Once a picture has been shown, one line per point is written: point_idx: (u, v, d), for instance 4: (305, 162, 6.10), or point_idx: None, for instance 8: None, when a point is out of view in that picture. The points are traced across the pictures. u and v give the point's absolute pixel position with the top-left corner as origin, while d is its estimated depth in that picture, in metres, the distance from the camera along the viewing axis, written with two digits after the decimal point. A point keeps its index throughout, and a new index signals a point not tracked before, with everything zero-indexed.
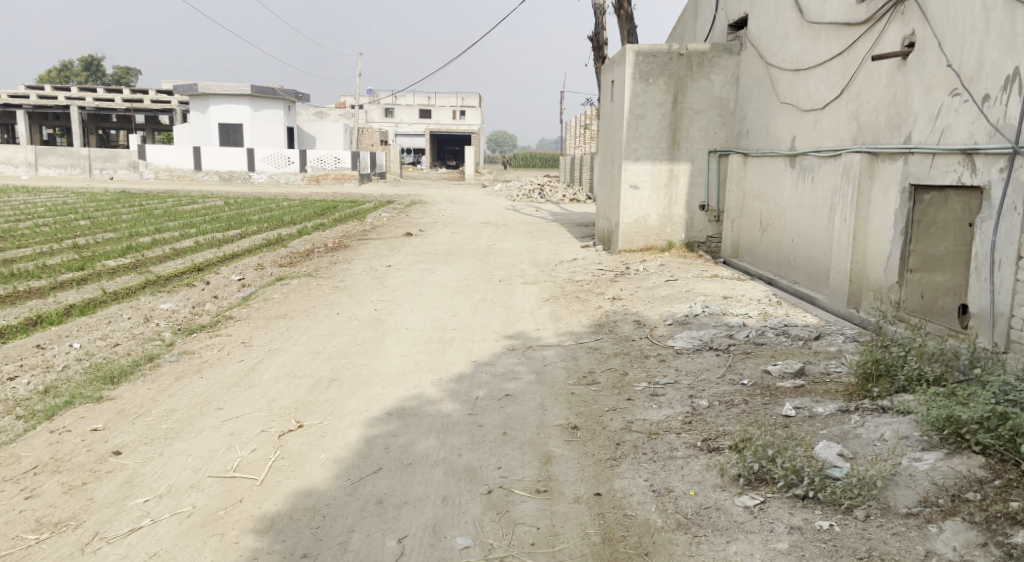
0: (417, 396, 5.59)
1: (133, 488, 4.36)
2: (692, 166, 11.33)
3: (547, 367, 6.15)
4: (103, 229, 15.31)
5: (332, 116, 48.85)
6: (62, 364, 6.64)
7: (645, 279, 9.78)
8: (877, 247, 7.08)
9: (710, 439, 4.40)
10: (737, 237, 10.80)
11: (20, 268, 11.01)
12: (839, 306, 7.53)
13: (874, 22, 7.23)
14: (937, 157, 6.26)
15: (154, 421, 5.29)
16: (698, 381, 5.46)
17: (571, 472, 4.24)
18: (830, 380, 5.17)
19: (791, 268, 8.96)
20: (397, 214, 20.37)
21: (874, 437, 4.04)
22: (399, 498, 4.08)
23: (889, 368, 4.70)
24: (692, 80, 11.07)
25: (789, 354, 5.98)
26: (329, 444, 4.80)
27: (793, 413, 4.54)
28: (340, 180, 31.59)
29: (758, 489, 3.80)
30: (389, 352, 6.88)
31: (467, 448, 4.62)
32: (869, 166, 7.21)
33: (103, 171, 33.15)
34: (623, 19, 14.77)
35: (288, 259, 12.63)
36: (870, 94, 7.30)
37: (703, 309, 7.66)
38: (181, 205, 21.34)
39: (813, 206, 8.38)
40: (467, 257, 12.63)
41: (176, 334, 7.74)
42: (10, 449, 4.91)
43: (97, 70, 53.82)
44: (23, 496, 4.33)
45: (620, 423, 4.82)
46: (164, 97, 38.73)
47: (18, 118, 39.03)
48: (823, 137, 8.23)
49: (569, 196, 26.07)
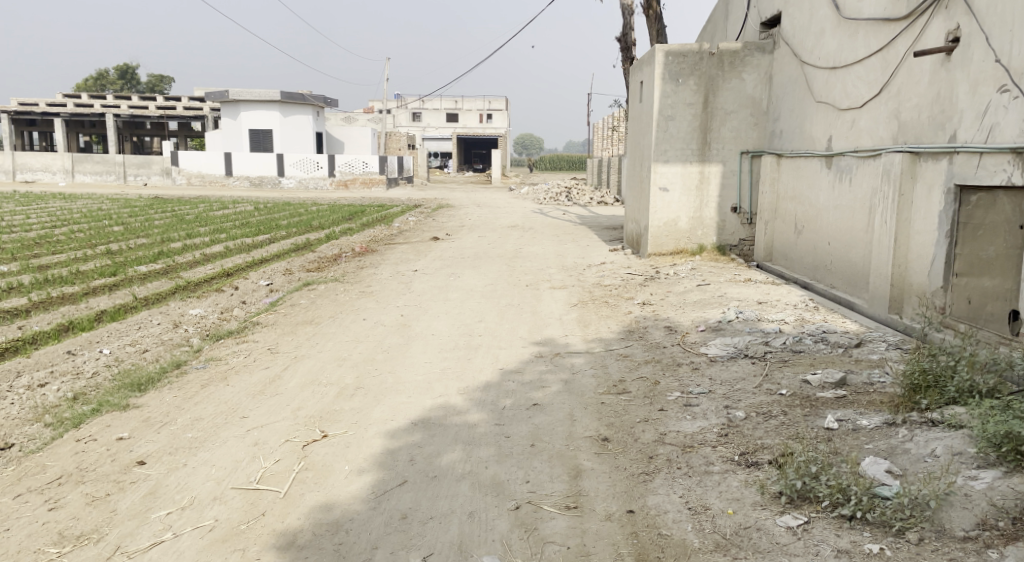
0: (443, 405, 5.46)
1: (156, 500, 4.27)
2: (724, 168, 11.10)
3: (576, 376, 5.99)
4: (137, 235, 15.42)
5: (361, 121, 49.28)
6: (91, 371, 6.60)
7: (676, 284, 9.57)
8: (920, 251, 6.82)
9: (748, 453, 4.22)
10: (771, 239, 10.52)
11: (55, 274, 11.09)
12: (880, 312, 7.26)
13: (915, 18, 6.97)
14: (984, 156, 6.00)
15: (179, 430, 5.22)
16: (733, 391, 5.27)
17: (602, 487, 4.08)
18: (874, 391, 4.94)
19: (828, 271, 8.69)
20: (424, 218, 20.34)
21: (925, 453, 3.84)
22: (424, 513, 3.95)
23: (937, 379, 4.48)
24: (723, 80, 10.84)
25: (828, 362, 5.75)
26: (353, 456, 4.68)
27: (835, 426, 4.33)
28: (368, 184, 31.91)
29: (801, 508, 3.61)
30: (415, 358, 6.76)
31: (495, 460, 4.48)
32: (912, 167, 6.94)
33: (137, 177, 33.55)
34: (652, 19, 14.56)
35: (315, 264, 12.62)
36: (911, 91, 7.04)
37: (737, 314, 7.44)
38: (213, 210, 21.43)
39: (851, 207, 8.12)
40: (494, 261, 12.50)
41: (204, 339, 7.70)
42: (36, 459, 4.86)
43: (132, 78, 54.70)
44: (47, 507, 4.26)
45: (653, 435, 4.65)
46: (196, 104, 39.19)
47: (56, 126, 39.73)
48: (861, 136, 7.98)
49: (596, 198, 25.94)
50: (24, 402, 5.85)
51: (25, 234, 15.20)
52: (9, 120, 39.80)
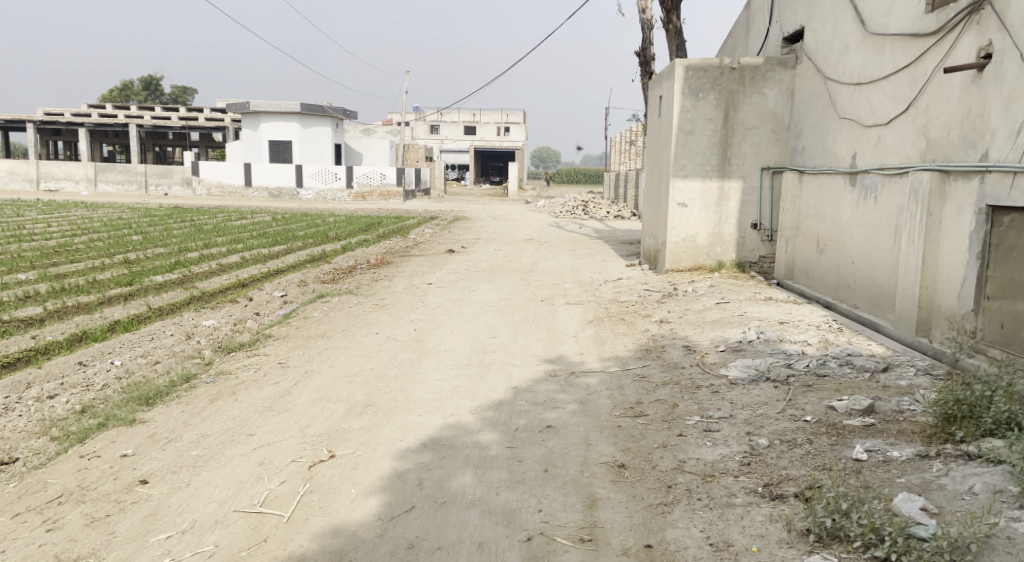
0: (454, 425, 5.30)
1: (156, 522, 4.14)
2: (744, 184, 10.91)
3: (591, 397, 5.81)
4: (155, 245, 15.37)
5: (379, 132, 49.45)
6: (100, 383, 6.48)
7: (694, 301, 9.37)
8: (949, 272, 6.60)
9: (772, 485, 4.02)
10: (792, 257, 10.28)
11: (72, 283, 11.06)
12: (906, 334, 7.04)
13: (945, 33, 6.80)
14: (1018, 176, 5.81)
15: (184, 447, 5.09)
16: (756, 416, 5.06)
17: (618, 518, 3.91)
18: (904, 419, 4.73)
19: (851, 291, 8.46)
20: (440, 230, 20.22)
21: (962, 490, 3.64)
22: (432, 543, 3.80)
23: (973, 410, 4.25)
24: (744, 95, 10.68)
25: (855, 388, 5.53)
26: (360, 477, 4.54)
27: (864, 457, 4.14)
28: (386, 196, 31.87)
29: (831, 548, 3.42)
30: (427, 375, 6.61)
31: (506, 486, 4.31)
32: (940, 186, 6.72)
33: (158, 187, 33.74)
34: (672, 34, 14.43)
35: (330, 275, 12.51)
36: (940, 108, 6.86)
37: (757, 334, 7.22)
38: (231, 220, 21.39)
39: (876, 226, 7.92)
40: (509, 275, 12.33)
41: (216, 352, 7.61)
42: (38, 476, 4.74)
43: (156, 89, 55.31)
44: (44, 528, 4.14)
45: (672, 462, 4.47)
46: (217, 115, 39.53)
47: (80, 136, 40.16)
48: (887, 154, 7.79)
49: (613, 212, 25.65)
50: (31, 414, 5.74)
51: (45, 243, 15.23)
52: (34, 131, 40.20)
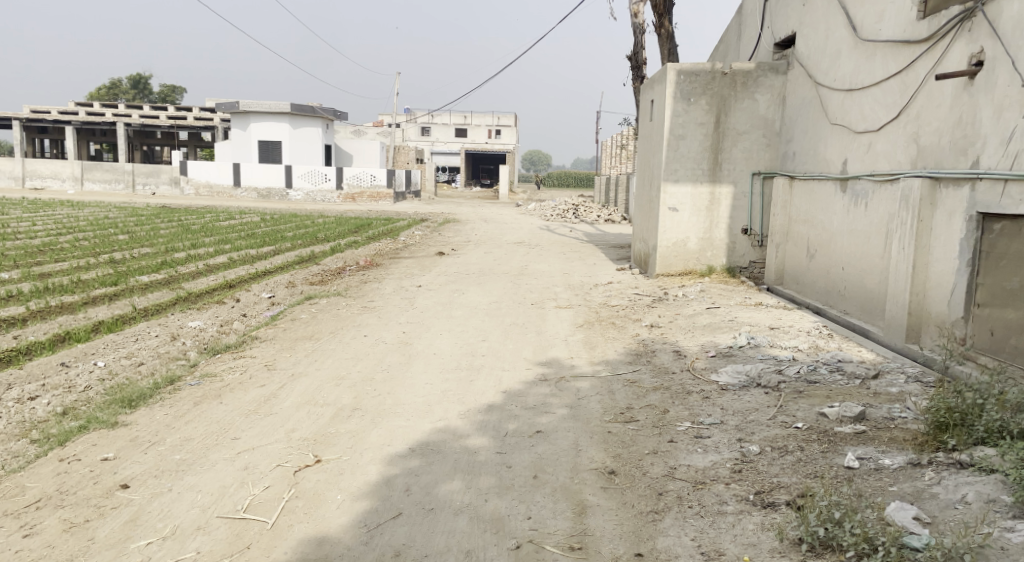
0: (442, 430, 5.24)
1: (137, 528, 4.06)
2: (735, 190, 10.91)
3: (581, 401, 5.76)
4: (141, 244, 15.21)
5: (370, 133, 49.32)
6: (83, 385, 6.38)
7: (684, 306, 9.35)
8: (939, 279, 6.59)
9: (764, 492, 3.98)
10: (782, 262, 10.25)
11: (56, 282, 10.92)
12: (896, 341, 7.02)
13: (936, 40, 6.79)
14: (1009, 184, 5.81)
15: (167, 451, 5.00)
16: (747, 423, 5.02)
17: (608, 526, 3.86)
18: (895, 426, 4.71)
19: (841, 296, 8.45)
20: (430, 232, 20.12)
21: (955, 499, 3.62)
22: (418, 551, 3.75)
23: (965, 417, 4.23)
24: (736, 100, 10.67)
25: (846, 395, 5.51)
26: (347, 483, 4.47)
27: (856, 465, 4.12)
28: (376, 198, 31.65)
29: (824, 557, 3.38)
30: (415, 379, 6.54)
31: (494, 493, 4.25)
32: (931, 193, 6.71)
33: (145, 186, 33.47)
34: (663, 38, 14.43)
35: (319, 276, 12.43)
36: (932, 115, 6.86)
37: (748, 339, 7.19)
38: (219, 221, 21.20)
39: (866, 232, 7.91)
40: (499, 278, 12.27)
41: (201, 353, 7.51)
42: (16, 479, 4.65)
43: (145, 87, 55.00)
44: (21, 534, 4.05)
45: (662, 468, 4.42)
46: (206, 115, 39.30)
47: (67, 134, 39.86)
48: (878, 160, 7.78)
49: (604, 216, 25.60)
50: (11, 416, 5.64)
51: (30, 242, 15.04)
52: (21, 128, 39.86)
